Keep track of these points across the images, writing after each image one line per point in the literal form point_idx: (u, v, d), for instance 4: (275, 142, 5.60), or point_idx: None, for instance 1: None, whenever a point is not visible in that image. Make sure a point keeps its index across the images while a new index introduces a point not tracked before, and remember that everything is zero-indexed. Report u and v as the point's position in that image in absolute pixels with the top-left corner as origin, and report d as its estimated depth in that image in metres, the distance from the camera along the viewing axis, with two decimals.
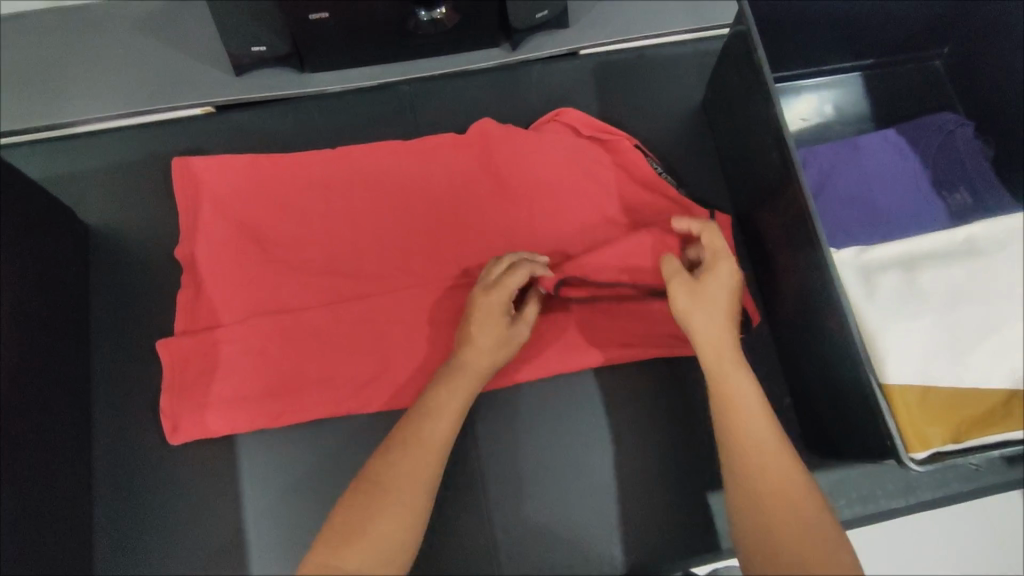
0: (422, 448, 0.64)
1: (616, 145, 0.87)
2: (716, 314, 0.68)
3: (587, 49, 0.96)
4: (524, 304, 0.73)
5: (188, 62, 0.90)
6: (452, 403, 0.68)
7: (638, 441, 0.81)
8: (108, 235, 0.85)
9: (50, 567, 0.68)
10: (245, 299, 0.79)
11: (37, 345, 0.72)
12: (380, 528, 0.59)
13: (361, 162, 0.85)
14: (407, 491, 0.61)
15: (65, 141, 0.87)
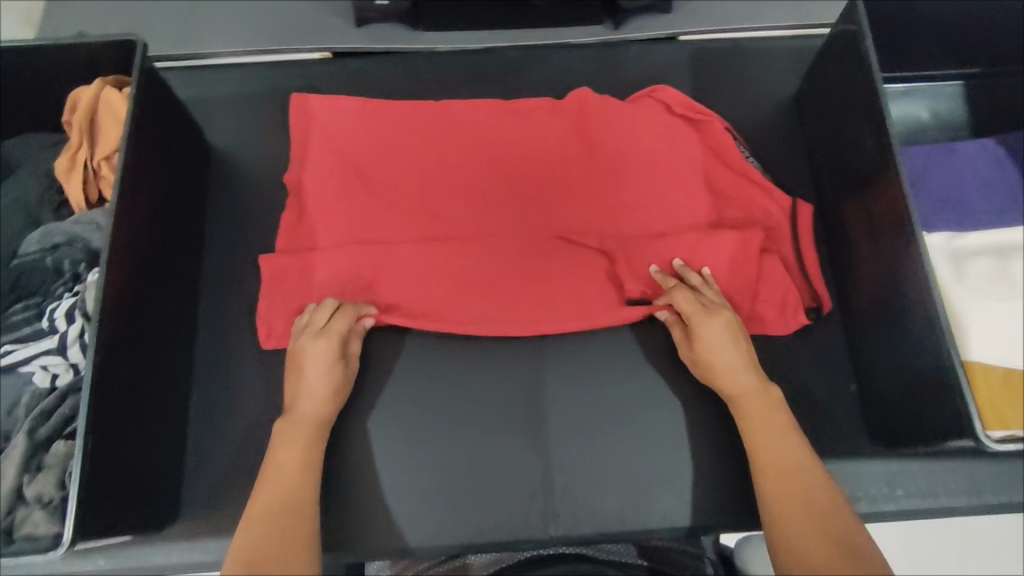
0: (276, 497, 0.66)
1: (709, 126, 0.90)
2: (724, 361, 0.73)
3: (687, 34, 0.99)
4: (327, 341, 0.75)
5: (316, 10, 0.98)
6: (295, 455, 0.70)
7: (700, 408, 0.81)
8: (226, 157, 0.93)
9: (148, 439, 0.73)
10: (343, 226, 0.84)
11: (157, 244, 0.78)
12: (290, 520, 0.64)
13: (465, 115, 0.90)
14: (285, 488, 0.67)
15: (197, 71, 0.95)
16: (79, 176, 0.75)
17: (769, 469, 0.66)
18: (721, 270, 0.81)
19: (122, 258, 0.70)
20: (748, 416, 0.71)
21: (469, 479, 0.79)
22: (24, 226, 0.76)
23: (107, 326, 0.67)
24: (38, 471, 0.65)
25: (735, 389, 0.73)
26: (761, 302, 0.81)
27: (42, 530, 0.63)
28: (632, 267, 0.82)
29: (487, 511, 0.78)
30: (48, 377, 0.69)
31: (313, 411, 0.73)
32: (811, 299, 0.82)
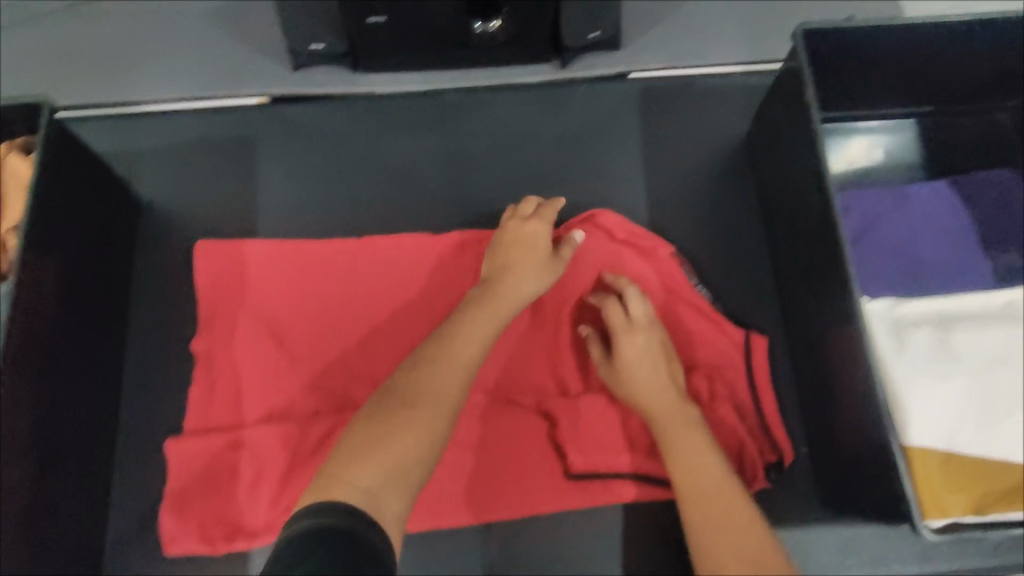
0: (394, 417, 0.61)
1: (655, 252, 0.83)
2: (643, 384, 0.73)
3: (637, 72, 0.95)
4: (535, 225, 0.79)
5: (249, 53, 0.94)
6: (474, 338, 0.68)
7: None
8: (156, 211, 0.89)
9: (68, 519, 0.73)
10: (266, 361, 0.80)
11: (70, 317, 0.75)
12: (372, 458, 0.57)
13: (387, 255, 0.84)
14: (393, 450, 0.58)
15: (126, 120, 0.92)
16: None
17: (700, 495, 0.66)
18: None
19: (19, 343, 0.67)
20: (673, 450, 0.70)
21: (406, 551, 0.77)
22: None
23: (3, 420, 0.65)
24: None
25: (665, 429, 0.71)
26: None
27: None
28: (573, 416, 0.77)
29: None
30: None
31: (474, 344, 0.68)
32: (772, 452, 0.75)
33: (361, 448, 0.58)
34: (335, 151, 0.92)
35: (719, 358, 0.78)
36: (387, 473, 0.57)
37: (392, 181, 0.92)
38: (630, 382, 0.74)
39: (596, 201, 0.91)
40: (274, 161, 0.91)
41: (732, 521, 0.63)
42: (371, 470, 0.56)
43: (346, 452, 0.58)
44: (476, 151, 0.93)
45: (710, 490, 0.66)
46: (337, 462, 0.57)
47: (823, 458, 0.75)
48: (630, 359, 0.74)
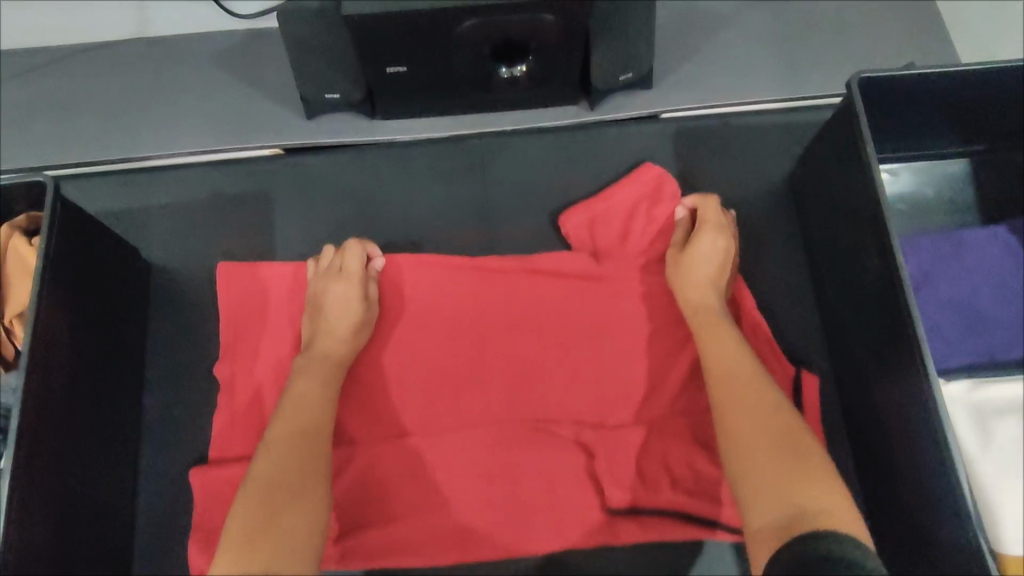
0: (279, 472, 0.60)
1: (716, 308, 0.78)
2: (704, 269, 0.75)
3: (670, 112, 0.90)
4: (344, 284, 0.75)
5: (260, 101, 0.89)
6: (319, 385, 0.69)
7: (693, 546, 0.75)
8: (166, 272, 0.84)
9: None
10: None
11: (80, 396, 0.70)
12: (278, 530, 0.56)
13: (417, 290, 0.79)
14: (279, 510, 0.57)
15: (133, 175, 0.87)
16: None
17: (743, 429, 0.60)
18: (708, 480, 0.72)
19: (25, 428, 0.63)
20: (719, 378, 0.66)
21: None
22: None
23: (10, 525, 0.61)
24: None
25: (723, 361, 0.67)
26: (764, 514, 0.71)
27: None
28: (617, 476, 0.72)
29: None
30: None
31: (304, 423, 0.65)
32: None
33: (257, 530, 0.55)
34: (355, 204, 0.87)
35: None
36: (255, 528, 0.55)
37: (416, 234, 0.87)
38: (693, 255, 0.75)
39: None
40: (291, 216, 0.86)
41: (769, 437, 0.59)
42: (239, 528, 0.55)
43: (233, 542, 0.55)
44: (502, 200, 0.88)
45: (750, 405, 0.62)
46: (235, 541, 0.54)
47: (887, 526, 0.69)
48: (704, 249, 0.75)
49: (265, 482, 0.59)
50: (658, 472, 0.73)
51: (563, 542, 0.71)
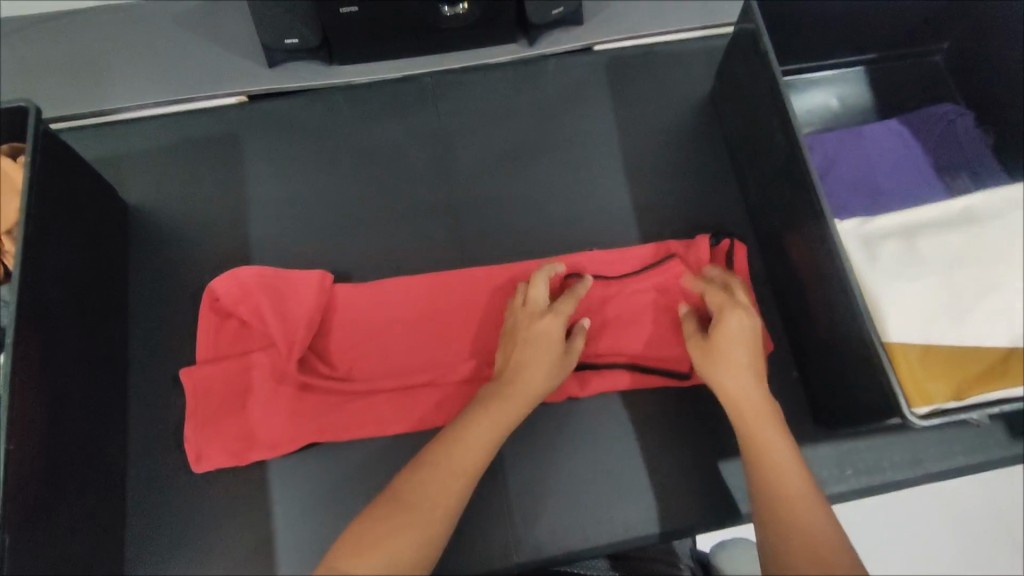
0: (416, 505, 0.64)
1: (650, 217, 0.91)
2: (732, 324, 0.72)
3: (601, 44, 1.00)
4: (552, 319, 0.76)
5: (223, 55, 0.96)
6: (488, 433, 0.69)
7: (650, 413, 0.83)
8: (143, 213, 0.90)
9: (90, 519, 0.71)
10: (268, 345, 0.79)
11: (72, 310, 0.74)
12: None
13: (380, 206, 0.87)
14: (395, 535, 0.61)
15: (107, 129, 0.93)
16: None
17: (768, 476, 0.63)
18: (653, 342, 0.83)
19: (20, 334, 0.65)
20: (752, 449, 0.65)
21: None
22: None
23: (21, 412, 0.63)
24: None
25: (755, 422, 0.67)
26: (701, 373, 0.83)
27: None
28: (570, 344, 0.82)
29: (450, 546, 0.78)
30: None
31: (474, 451, 0.68)
32: None
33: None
34: (319, 139, 0.94)
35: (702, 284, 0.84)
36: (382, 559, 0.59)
37: (377, 162, 0.93)
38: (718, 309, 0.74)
39: (577, 167, 0.94)
40: (259, 154, 0.93)
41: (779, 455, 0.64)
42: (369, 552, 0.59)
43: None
44: (454, 128, 0.95)
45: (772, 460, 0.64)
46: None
47: (814, 366, 0.78)
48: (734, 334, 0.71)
49: (371, 536, 0.61)
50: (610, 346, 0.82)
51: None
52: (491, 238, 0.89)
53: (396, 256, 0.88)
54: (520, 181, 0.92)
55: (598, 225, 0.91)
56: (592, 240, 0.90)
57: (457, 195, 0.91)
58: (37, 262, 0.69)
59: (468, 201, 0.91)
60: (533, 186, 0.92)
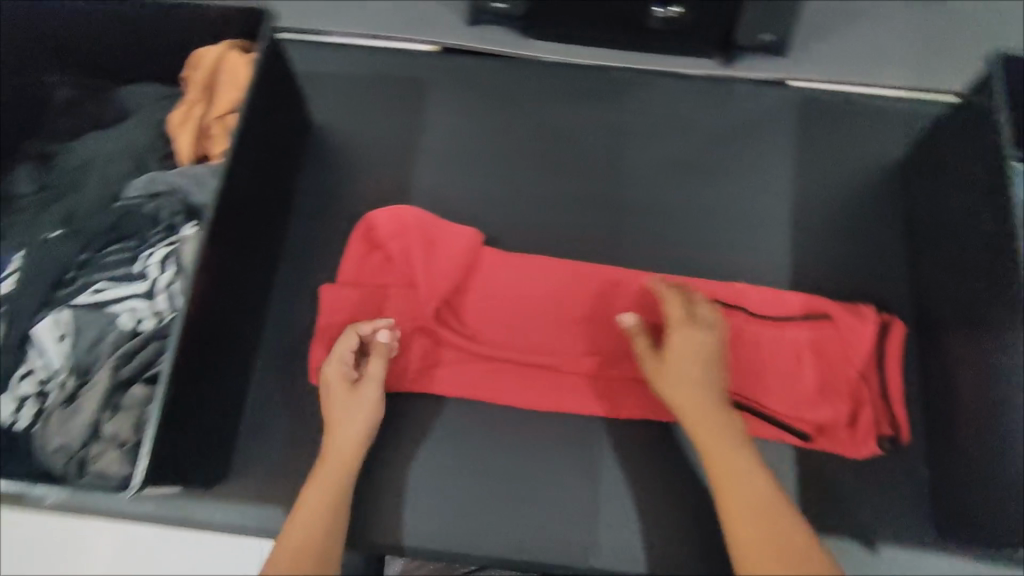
0: (333, 450, 0.70)
1: (808, 270, 0.87)
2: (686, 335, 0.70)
3: (798, 81, 0.96)
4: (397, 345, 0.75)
5: (431, 5, 0.99)
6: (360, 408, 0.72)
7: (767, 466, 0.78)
8: (324, 132, 0.94)
9: (218, 400, 0.74)
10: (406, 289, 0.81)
11: (251, 203, 0.78)
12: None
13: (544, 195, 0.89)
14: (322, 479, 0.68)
15: (308, 46, 0.97)
16: (189, 129, 0.77)
17: (735, 513, 0.62)
18: (781, 397, 0.79)
19: (221, 208, 0.69)
20: (731, 496, 0.63)
21: (520, 495, 0.78)
22: (129, 170, 0.77)
23: (203, 276, 0.67)
24: (116, 411, 0.63)
25: (715, 458, 0.66)
26: (830, 442, 0.77)
27: (115, 469, 0.61)
28: None
29: (534, 533, 0.77)
30: (132, 320, 0.69)
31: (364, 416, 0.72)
32: (889, 428, 0.77)
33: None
34: (499, 105, 0.95)
35: (850, 354, 0.79)
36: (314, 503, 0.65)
37: (549, 141, 0.94)
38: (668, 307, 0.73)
39: (745, 199, 0.91)
40: (441, 105, 0.95)
41: (758, 494, 0.63)
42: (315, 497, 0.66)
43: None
44: (631, 128, 0.95)
45: (765, 529, 0.60)
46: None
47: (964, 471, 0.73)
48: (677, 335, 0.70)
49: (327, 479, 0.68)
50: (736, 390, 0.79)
51: (647, 412, 0.79)
52: (640, 247, 0.88)
53: (546, 236, 0.89)
54: (684, 197, 0.91)
55: (751, 263, 0.88)
56: (740, 277, 0.87)
57: (618, 194, 0.91)
58: (243, 149, 0.73)
59: (626, 203, 0.91)
60: (694, 206, 0.90)
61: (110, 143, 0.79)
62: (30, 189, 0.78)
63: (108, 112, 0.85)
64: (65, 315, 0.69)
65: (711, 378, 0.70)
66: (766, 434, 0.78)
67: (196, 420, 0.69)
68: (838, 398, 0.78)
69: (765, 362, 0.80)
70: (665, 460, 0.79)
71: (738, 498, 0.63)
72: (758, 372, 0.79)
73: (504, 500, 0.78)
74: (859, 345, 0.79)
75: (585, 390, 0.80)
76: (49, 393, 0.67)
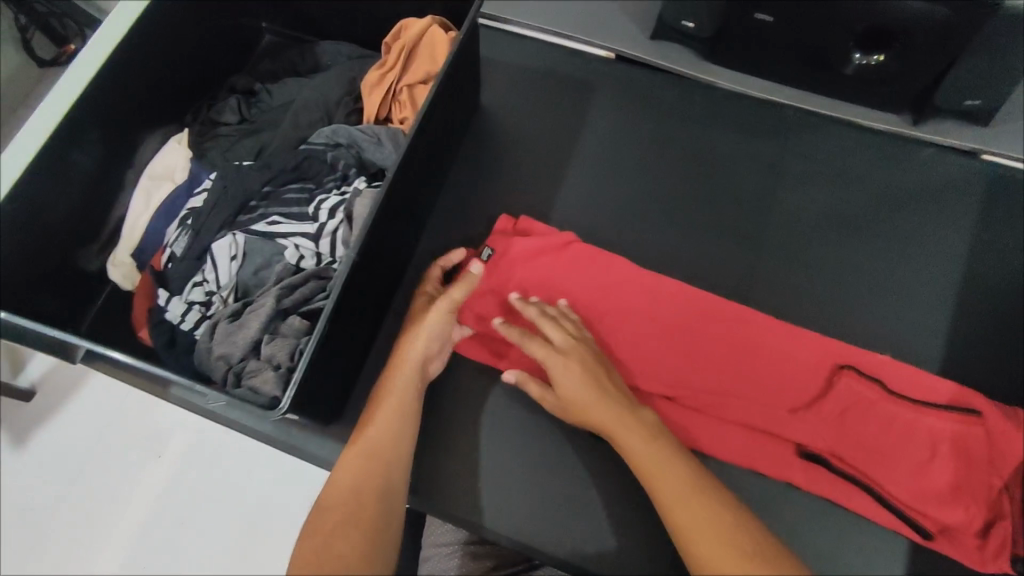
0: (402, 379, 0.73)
1: (967, 357, 0.80)
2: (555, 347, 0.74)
3: (993, 155, 0.89)
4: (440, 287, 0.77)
5: (616, 12, 1.00)
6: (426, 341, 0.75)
7: (883, 553, 0.72)
8: (489, 114, 0.97)
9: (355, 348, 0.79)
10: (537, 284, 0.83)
11: (421, 169, 0.82)
12: (353, 527, 0.59)
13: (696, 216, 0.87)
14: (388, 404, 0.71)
15: (492, 32, 1.01)
16: (382, 91, 0.83)
17: (669, 507, 0.64)
18: (908, 485, 0.73)
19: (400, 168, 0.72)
20: (658, 489, 0.65)
21: (613, 510, 0.75)
22: (317, 118, 0.84)
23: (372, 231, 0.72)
24: (272, 336, 0.68)
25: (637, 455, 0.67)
26: (954, 548, 0.71)
27: (266, 388, 0.65)
28: (820, 437, 0.76)
29: (621, 555, 0.74)
30: (296, 256, 0.74)
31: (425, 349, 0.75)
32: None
33: (329, 528, 0.59)
34: (663, 121, 0.95)
35: (994, 459, 0.73)
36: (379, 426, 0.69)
37: (708, 166, 0.92)
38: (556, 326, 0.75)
39: (906, 267, 0.85)
40: (606, 110, 0.96)
41: (682, 491, 0.64)
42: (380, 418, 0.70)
43: (311, 531, 0.59)
44: (796, 168, 0.91)
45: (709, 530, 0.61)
46: (314, 519, 0.60)
47: None
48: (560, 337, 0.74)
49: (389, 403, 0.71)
50: (857, 465, 0.75)
51: (752, 460, 0.76)
52: (782, 292, 0.85)
53: (686, 260, 0.87)
54: (838, 251, 0.86)
55: (902, 335, 0.82)
56: (887, 346, 0.82)
57: (768, 233, 0.88)
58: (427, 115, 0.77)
59: (776, 245, 0.87)
60: (849, 264, 0.86)
61: (307, 90, 0.86)
62: (232, 119, 0.86)
63: (308, 62, 0.93)
64: (240, 239, 0.74)
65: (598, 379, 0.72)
66: (883, 520, 0.73)
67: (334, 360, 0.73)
68: (974, 503, 0.71)
69: (897, 444, 0.75)
70: (773, 517, 0.74)
71: (664, 491, 0.64)
72: (886, 452, 0.74)
73: (596, 511, 0.75)
74: (1008, 454, 0.73)
75: (696, 424, 0.77)
76: (212, 304, 0.74)
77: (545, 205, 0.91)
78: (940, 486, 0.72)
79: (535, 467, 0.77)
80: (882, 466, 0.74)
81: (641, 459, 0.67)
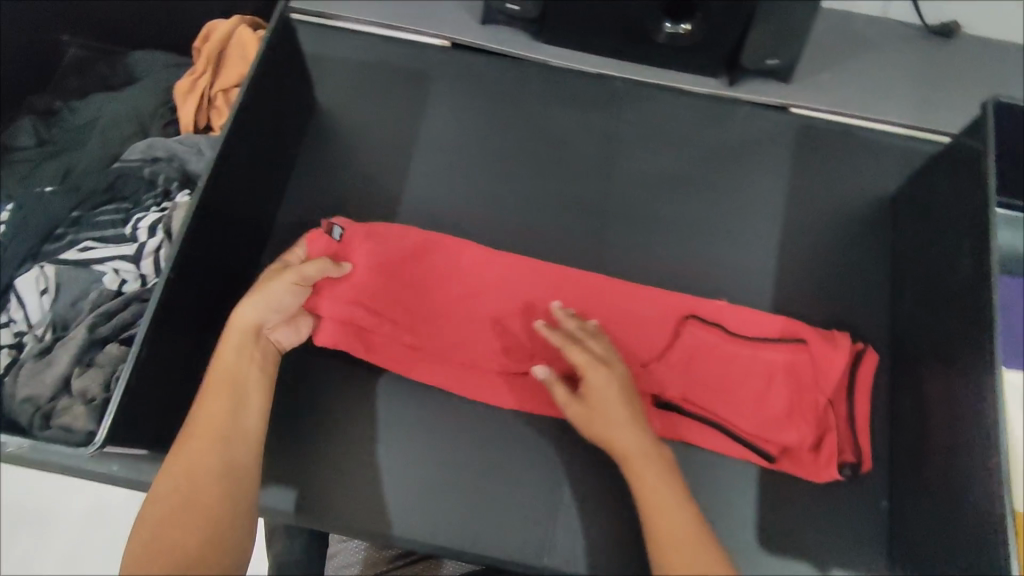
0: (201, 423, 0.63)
1: (792, 293, 0.88)
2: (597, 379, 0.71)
3: (799, 108, 0.97)
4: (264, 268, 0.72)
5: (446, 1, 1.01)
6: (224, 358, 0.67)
7: (726, 480, 0.79)
8: (329, 112, 0.94)
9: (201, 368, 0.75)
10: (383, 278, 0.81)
11: (250, 176, 0.79)
12: (185, 538, 0.56)
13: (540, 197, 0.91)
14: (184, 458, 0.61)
15: (322, 29, 0.99)
16: (194, 97, 0.79)
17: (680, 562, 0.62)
18: (750, 415, 0.79)
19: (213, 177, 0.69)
20: (675, 544, 0.63)
21: (480, 487, 0.77)
22: (130, 132, 0.79)
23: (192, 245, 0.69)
24: (89, 367, 0.65)
25: (656, 505, 0.66)
26: (796, 465, 0.78)
27: (78, 424, 0.62)
28: (667, 384, 0.81)
29: (490, 527, 0.76)
30: (116, 281, 0.69)
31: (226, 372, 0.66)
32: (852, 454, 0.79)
33: None
34: (501, 104, 0.96)
35: (823, 381, 0.80)
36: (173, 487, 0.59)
37: (547, 142, 0.94)
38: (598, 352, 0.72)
39: (734, 218, 0.92)
40: (446, 97, 0.96)
41: (695, 547, 0.63)
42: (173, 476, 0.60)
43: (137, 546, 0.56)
44: (626, 136, 0.95)
45: None
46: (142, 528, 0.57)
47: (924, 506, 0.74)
48: (599, 371, 0.70)
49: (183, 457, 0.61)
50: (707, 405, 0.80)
51: None
52: (628, 255, 0.89)
53: (536, 236, 0.89)
54: (675, 209, 0.92)
55: (735, 280, 0.89)
56: (724, 292, 0.88)
57: (610, 200, 0.92)
58: (243, 121, 0.74)
59: (618, 209, 0.91)
60: (685, 221, 0.91)
61: (114, 104, 0.80)
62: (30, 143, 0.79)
63: (119, 74, 0.87)
64: (48, 270, 0.69)
65: (636, 414, 0.70)
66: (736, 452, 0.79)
67: (169, 383, 0.69)
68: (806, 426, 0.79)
69: (737, 382, 0.80)
70: None
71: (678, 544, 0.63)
72: (727, 390, 0.80)
73: (464, 490, 0.77)
74: (832, 373, 0.79)
75: None
76: (24, 345, 0.67)
77: (392, 198, 0.90)
78: (776, 413, 0.79)
79: (400, 458, 0.78)
80: (728, 404, 0.80)
81: (657, 508, 0.66)
